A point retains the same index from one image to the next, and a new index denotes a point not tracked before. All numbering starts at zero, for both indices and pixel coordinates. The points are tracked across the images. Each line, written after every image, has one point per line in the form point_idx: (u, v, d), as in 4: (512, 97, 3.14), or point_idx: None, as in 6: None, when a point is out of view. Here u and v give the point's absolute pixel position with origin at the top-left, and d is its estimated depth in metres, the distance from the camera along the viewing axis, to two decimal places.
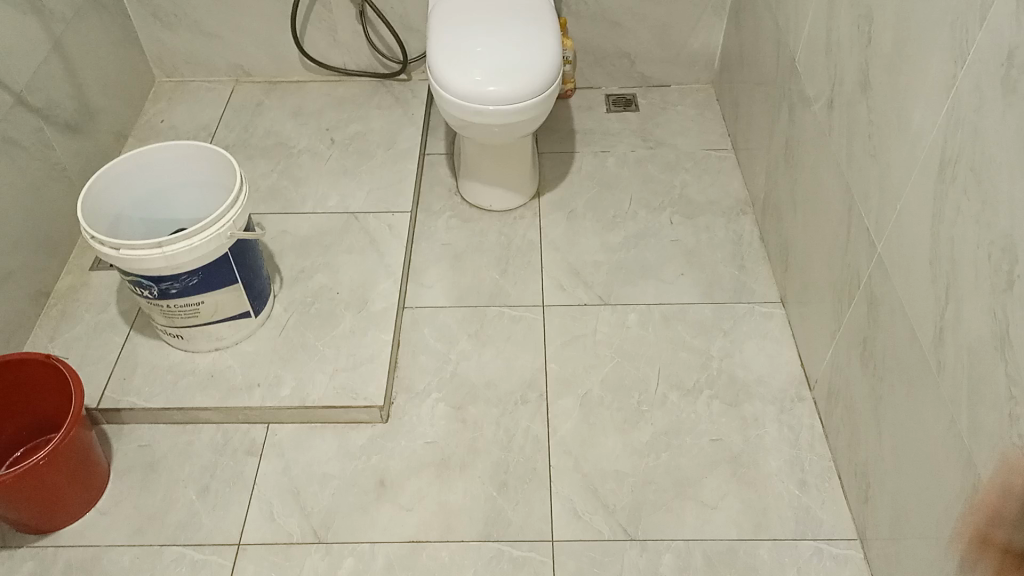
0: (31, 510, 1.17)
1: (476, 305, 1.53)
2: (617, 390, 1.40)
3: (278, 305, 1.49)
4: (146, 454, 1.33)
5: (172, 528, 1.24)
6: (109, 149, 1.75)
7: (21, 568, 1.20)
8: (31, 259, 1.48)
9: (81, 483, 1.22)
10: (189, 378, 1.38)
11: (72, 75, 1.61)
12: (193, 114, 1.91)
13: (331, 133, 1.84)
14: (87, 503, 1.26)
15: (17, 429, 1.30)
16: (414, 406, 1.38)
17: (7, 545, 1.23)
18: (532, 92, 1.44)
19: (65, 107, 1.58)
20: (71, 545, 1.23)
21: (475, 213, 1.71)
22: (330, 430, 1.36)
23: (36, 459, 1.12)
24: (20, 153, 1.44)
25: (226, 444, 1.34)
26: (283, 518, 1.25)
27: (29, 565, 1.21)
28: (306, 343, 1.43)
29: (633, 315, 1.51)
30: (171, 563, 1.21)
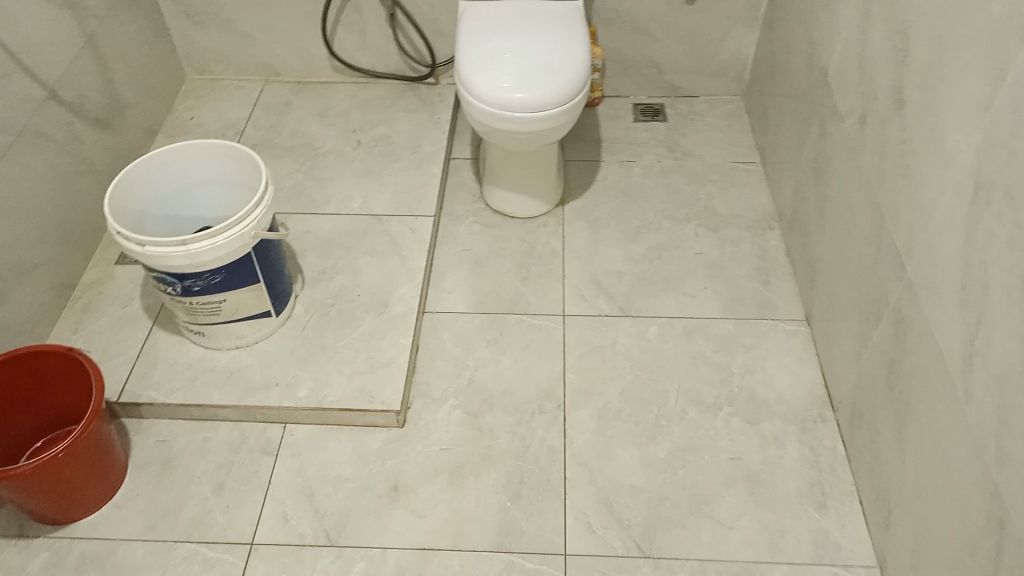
0: (48, 502, 1.18)
1: (496, 312, 1.52)
2: (635, 402, 1.38)
3: (298, 305, 1.49)
4: (163, 450, 1.34)
5: (185, 525, 1.25)
6: (138, 144, 1.77)
7: (36, 559, 1.22)
8: (58, 252, 1.49)
9: (99, 476, 1.23)
10: (208, 376, 1.39)
11: (104, 70, 1.63)
12: (222, 112, 1.92)
13: (357, 135, 1.85)
14: (103, 497, 1.27)
15: (38, 420, 1.31)
16: (430, 412, 1.38)
17: (24, 536, 1.24)
18: (559, 100, 1.43)
19: (96, 102, 1.60)
20: (86, 538, 1.24)
21: (497, 219, 1.70)
22: (346, 432, 1.36)
23: (54, 452, 1.13)
24: (50, 146, 1.46)
25: (242, 443, 1.35)
26: (297, 519, 1.25)
27: (44, 556, 1.22)
28: (325, 345, 1.43)
29: (653, 327, 1.49)
30: (183, 560, 1.21)
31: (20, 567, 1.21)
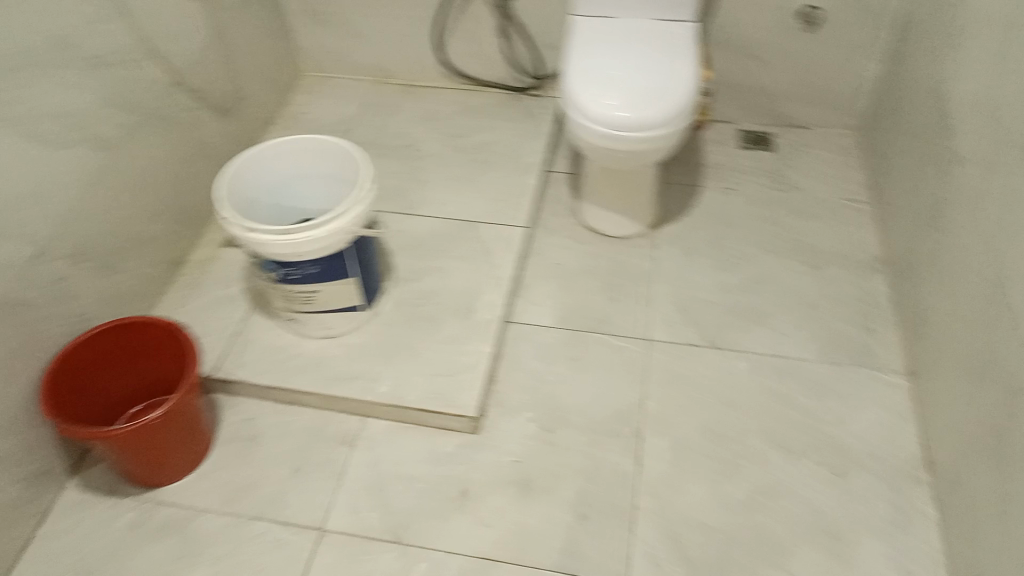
0: (139, 464, 1.25)
1: (580, 329, 1.51)
2: (715, 437, 1.35)
3: (387, 303, 1.53)
4: (247, 428, 1.40)
5: (261, 503, 1.30)
6: (252, 134, 1.85)
7: (123, 517, 1.29)
8: (171, 230, 1.58)
9: (186, 446, 1.30)
10: (296, 362, 1.44)
11: (228, 62, 1.72)
12: (332, 109, 1.99)
13: (459, 141, 1.87)
14: (189, 466, 1.33)
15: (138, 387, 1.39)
16: (505, 422, 1.38)
17: (115, 494, 1.32)
18: (665, 121, 1.41)
19: (218, 92, 1.69)
20: (170, 503, 1.31)
21: (589, 236, 1.69)
22: (421, 433, 1.38)
23: (150, 418, 1.19)
24: (173, 129, 1.55)
25: (321, 430, 1.39)
26: (366, 512, 1.28)
27: (130, 515, 1.29)
28: (409, 343, 1.45)
29: (741, 362, 1.45)
30: (255, 536, 1.25)
31: (108, 522, 1.29)
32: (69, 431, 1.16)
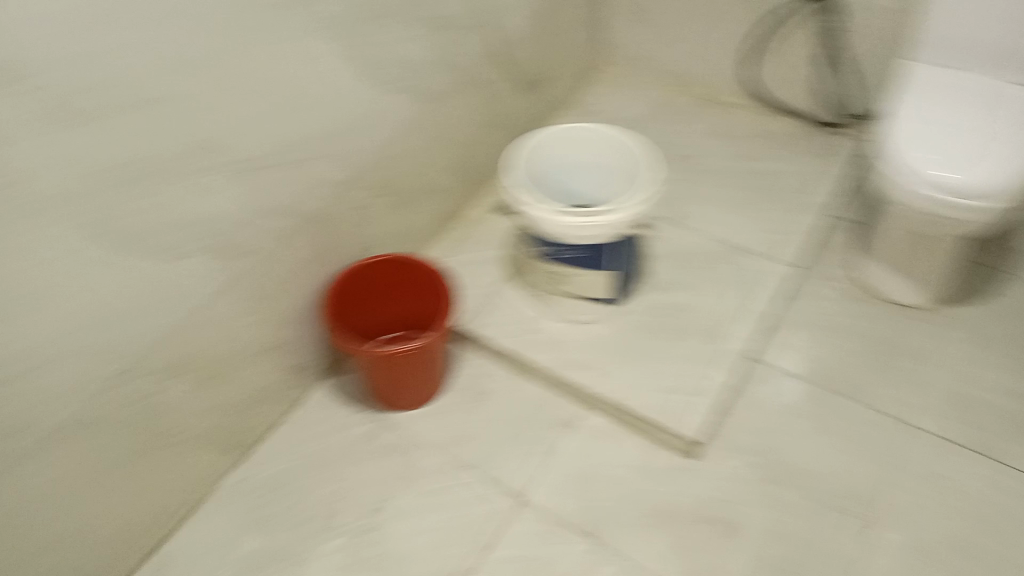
0: (384, 385, 1.39)
1: (829, 389, 1.43)
2: (957, 551, 1.22)
3: (635, 305, 1.53)
4: (478, 383, 1.49)
5: (476, 455, 1.38)
6: (543, 112, 1.92)
7: (358, 427, 1.46)
8: (453, 184, 1.70)
9: (422, 383, 1.42)
10: (536, 335, 1.49)
11: (541, 40, 1.79)
12: (623, 104, 2.00)
13: (746, 162, 1.80)
14: (420, 400, 1.45)
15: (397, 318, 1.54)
16: (725, 458, 1.35)
17: (357, 405, 1.49)
18: (996, 193, 1.24)
19: (526, 67, 1.77)
20: (398, 428, 1.44)
21: (863, 294, 1.57)
22: (639, 439, 1.39)
23: (405, 347, 1.31)
24: (482, 93, 1.66)
25: (545, 406, 1.44)
26: (569, 497, 1.32)
27: (364, 427, 1.46)
28: (647, 350, 1.45)
29: (1011, 480, 1.29)
30: (464, 484, 1.35)
31: (345, 429, 1.45)
32: (340, 338, 1.31)
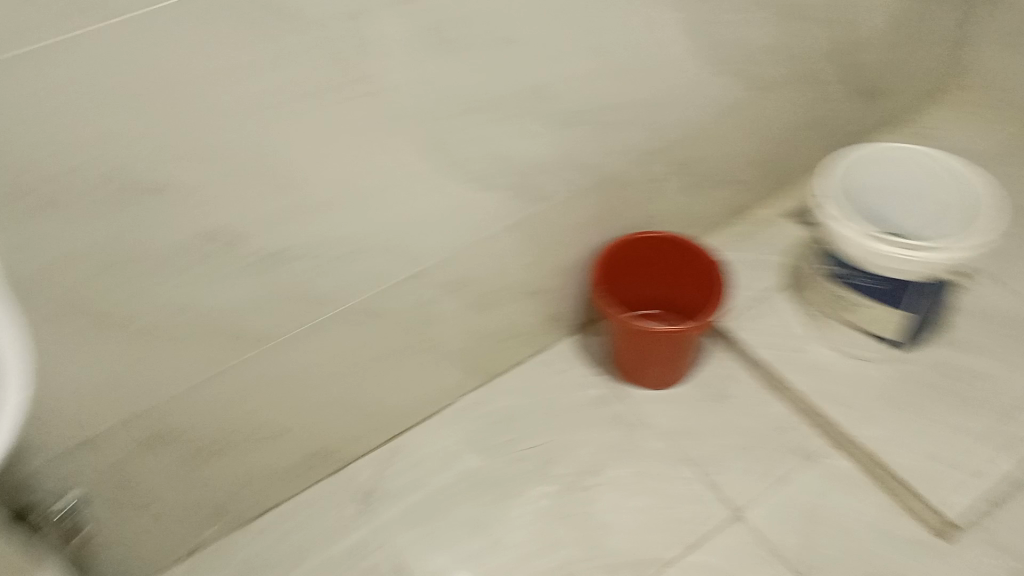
0: (631, 356, 1.44)
1: None
2: None
3: (918, 357, 1.43)
4: (727, 385, 1.51)
5: (705, 454, 1.42)
6: (870, 125, 1.77)
7: (599, 389, 1.53)
8: (753, 181, 1.64)
9: (667, 366, 1.43)
10: (802, 356, 1.46)
11: (896, 48, 1.62)
12: (967, 136, 1.78)
13: None
14: (661, 381, 1.48)
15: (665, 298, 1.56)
16: (974, 551, 1.24)
17: (602, 369, 1.56)
18: None
19: (869, 75, 1.63)
20: (636, 403, 1.50)
21: None
22: (883, 497, 1.33)
23: (660, 327, 1.34)
24: (812, 93, 1.56)
25: (792, 429, 1.43)
26: (789, 530, 1.31)
27: (604, 390, 1.53)
28: (921, 408, 1.36)
29: None
30: (685, 479, 1.39)
31: (586, 387, 1.54)
32: (604, 303, 1.38)
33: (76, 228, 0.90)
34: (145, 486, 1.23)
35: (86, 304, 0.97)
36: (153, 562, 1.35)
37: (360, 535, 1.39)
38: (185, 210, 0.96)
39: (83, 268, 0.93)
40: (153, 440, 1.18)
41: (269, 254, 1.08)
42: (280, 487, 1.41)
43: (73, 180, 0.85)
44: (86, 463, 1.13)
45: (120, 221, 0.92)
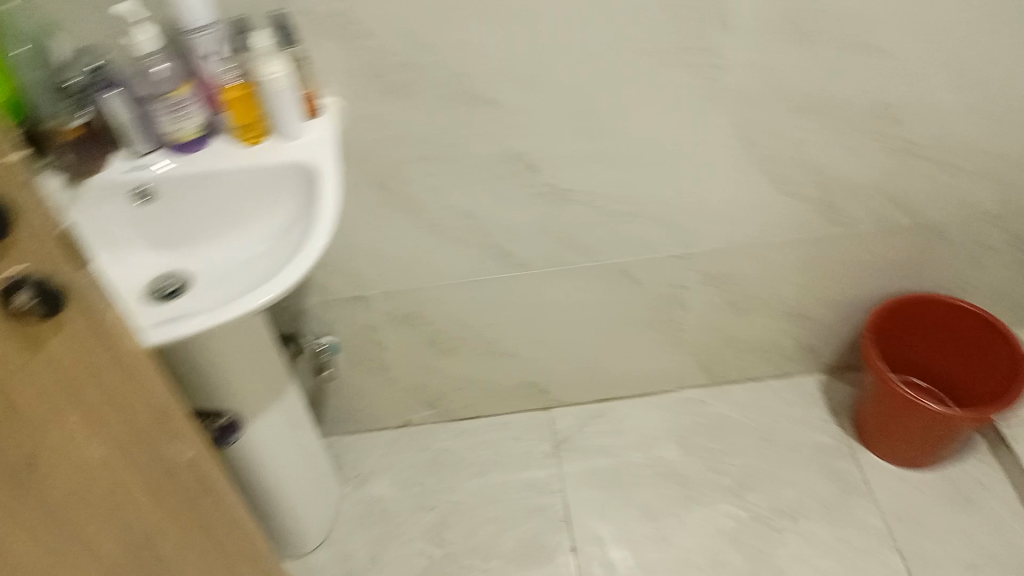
0: (882, 423, 1.34)
1: None
2: None
3: None
4: (974, 491, 1.35)
5: (918, 549, 1.29)
6: None
7: (828, 438, 1.46)
8: None
9: (918, 443, 1.32)
10: None
11: None
12: None
13: None
14: (907, 460, 1.37)
15: (940, 372, 1.44)
16: None
17: (840, 420, 1.48)
18: None
19: None
20: (863, 467, 1.41)
21: None
22: None
23: (932, 405, 1.23)
24: None
25: None
26: None
27: (832, 441, 1.45)
28: None
29: None
30: (883, 566, 1.27)
31: (816, 430, 1.47)
32: (873, 360, 1.30)
33: (413, 115, 1.02)
34: (384, 354, 1.37)
35: (396, 182, 1.10)
36: (369, 423, 1.52)
37: (546, 475, 1.44)
38: (501, 126, 1.05)
39: (404, 150, 1.06)
40: (405, 319, 1.31)
41: (556, 190, 1.15)
42: (491, 403, 1.51)
43: (425, 71, 0.98)
44: (349, 317, 1.29)
45: (449, 120, 1.04)
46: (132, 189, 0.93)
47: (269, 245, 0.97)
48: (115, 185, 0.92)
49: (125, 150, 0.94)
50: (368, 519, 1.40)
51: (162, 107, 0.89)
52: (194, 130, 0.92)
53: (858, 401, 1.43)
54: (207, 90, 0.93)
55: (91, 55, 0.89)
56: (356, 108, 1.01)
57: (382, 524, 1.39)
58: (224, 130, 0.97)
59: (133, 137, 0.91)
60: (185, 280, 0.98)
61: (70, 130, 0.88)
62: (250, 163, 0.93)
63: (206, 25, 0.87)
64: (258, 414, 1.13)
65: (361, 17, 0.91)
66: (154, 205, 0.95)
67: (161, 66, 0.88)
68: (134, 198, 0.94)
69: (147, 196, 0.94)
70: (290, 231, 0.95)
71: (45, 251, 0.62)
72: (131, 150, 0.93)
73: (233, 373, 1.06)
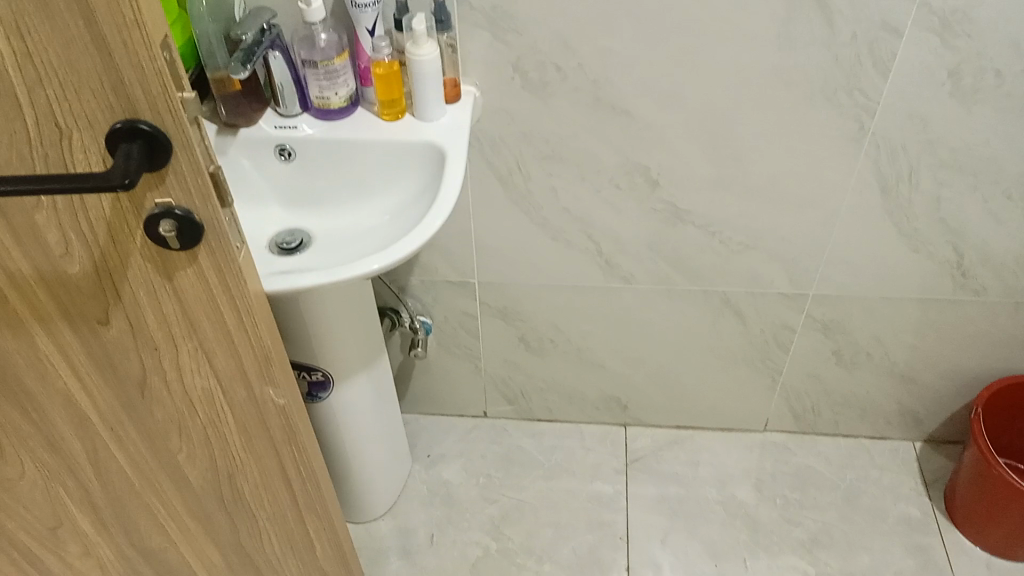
0: (976, 505, 1.28)
1: None
2: None
3: None
4: None
5: None
6: None
7: (914, 510, 1.38)
8: None
9: (1013, 533, 1.25)
10: None
11: None
12: None
13: None
14: (997, 550, 1.30)
15: None
16: None
17: (929, 493, 1.41)
18: None
19: None
20: (949, 547, 1.33)
21: None
22: None
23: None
24: None
25: None
26: None
27: (919, 514, 1.38)
28: None
29: None
30: None
31: (902, 499, 1.40)
32: (977, 439, 1.24)
33: (546, 114, 1.04)
34: (475, 343, 1.39)
35: (518, 177, 1.12)
36: (448, 407, 1.55)
37: (613, 491, 1.43)
38: (631, 137, 1.06)
39: (531, 148, 1.08)
40: (502, 312, 1.33)
41: (674, 210, 1.14)
42: (569, 410, 1.51)
43: (567, 73, 0.99)
44: (449, 301, 1.32)
45: (582, 123, 1.05)
46: (277, 146, 0.99)
47: (392, 218, 1.01)
48: (262, 139, 0.98)
49: (276, 108, 0.99)
50: (433, 499, 1.43)
51: (320, 74, 0.94)
52: (341, 99, 0.97)
53: (953, 479, 1.36)
54: (360, 62, 0.98)
55: (266, 14, 0.93)
56: (492, 101, 1.03)
57: (445, 507, 1.42)
58: (368, 102, 1.01)
59: (285, 99, 0.97)
60: (305, 237, 1.03)
61: (233, 83, 0.93)
62: (390, 138, 0.97)
63: (371, 3, 0.91)
64: (350, 378, 1.17)
65: (516, 13, 0.94)
66: (293, 165, 1.01)
67: (323, 37, 0.93)
68: (277, 154, 1.00)
69: (288, 155, 1.00)
70: (414, 207, 0.98)
71: (198, 185, 0.61)
72: (281, 110, 0.99)
73: (335, 334, 1.10)
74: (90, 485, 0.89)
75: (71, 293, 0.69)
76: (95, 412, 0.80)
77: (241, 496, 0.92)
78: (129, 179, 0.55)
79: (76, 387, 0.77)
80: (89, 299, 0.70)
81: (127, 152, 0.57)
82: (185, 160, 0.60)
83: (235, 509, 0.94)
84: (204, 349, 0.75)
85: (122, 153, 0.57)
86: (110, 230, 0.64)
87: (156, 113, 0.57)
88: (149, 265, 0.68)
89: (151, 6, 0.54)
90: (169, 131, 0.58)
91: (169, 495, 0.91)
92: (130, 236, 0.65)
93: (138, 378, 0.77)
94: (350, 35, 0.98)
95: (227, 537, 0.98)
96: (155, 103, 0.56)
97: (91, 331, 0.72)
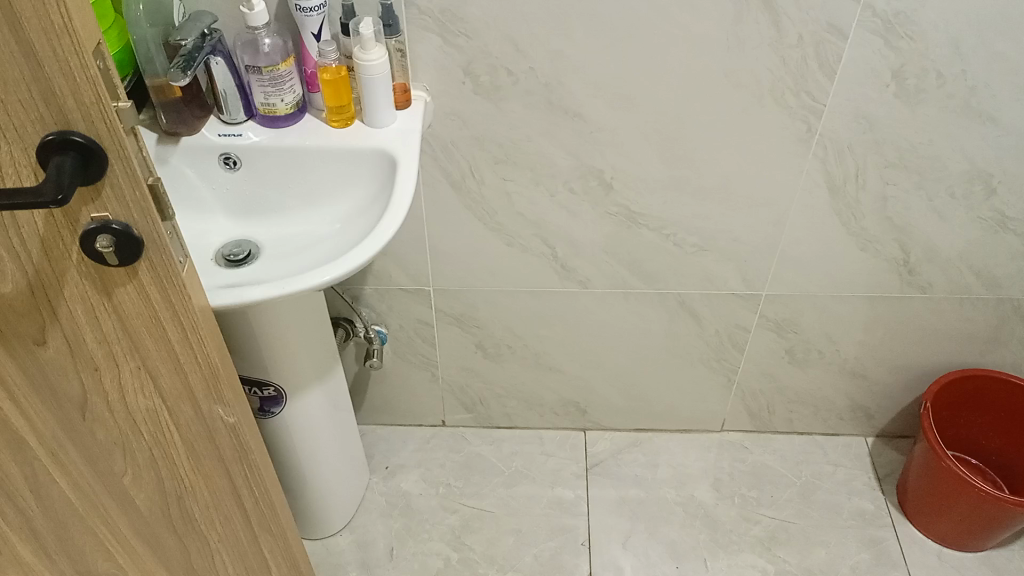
0: (926, 496, 1.31)
1: None
2: None
3: None
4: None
5: None
6: None
7: (867, 503, 1.41)
8: None
9: (963, 524, 1.28)
10: None
11: None
12: None
13: None
14: (948, 540, 1.33)
15: (986, 451, 1.40)
16: None
17: (882, 488, 1.44)
18: None
19: None
20: (901, 539, 1.36)
21: None
22: None
23: (985, 487, 1.21)
24: None
25: None
26: None
27: (871, 506, 1.41)
28: None
29: None
30: None
31: (855, 493, 1.43)
32: (928, 433, 1.27)
33: (498, 118, 1.03)
34: (432, 350, 1.37)
35: (472, 183, 1.11)
36: (405, 416, 1.52)
37: (573, 496, 1.42)
38: (584, 141, 1.05)
39: (483, 152, 1.07)
40: (458, 318, 1.31)
41: (629, 213, 1.14)
42: (528, 415, 1.50)
43: (519, 77, 0.99)
44: (404, 309, 1.30)
45: (535, 127, 1.04)
46: (221, 154, 0.96)
47: (344, 226, 0.98)
48: (205, 147, 0.95)
49: (219, 115, 0.96)
50: (392, 511, 1.40)
51: (267, 80, 0.91)
52: (287, 106, 0.94)
53: (904, 473, 1.39)
54: (306, 67, 0.95)
55: (207, 18, 0.90)
56: (443, 105, 1.02)
57: (405, 518, 1.39)
58: (316, 109, 0.98)
59: (230, 108, 0.94)
60: (252, 247, 0.99)
61: (173, 90, 0.89)
62: (339, 145, 0.94)
63: (316, 6, 0.88)
64: (304, 392, 1.14)
65: (466, 17, 0.93)
66: (240, 174, 0.98)
67: (267, 42, 0.91)
68: (222, 163, 0.97)
69: (234, 163, 0.97)
70: (365, 215, 0.96)
71: (137, 198, 0.58)
72: (225, 117, 0.95)
73: (287, 347, 1.07)
74: (28, 510, 0.85)
75: (5, 313, 0.66)
76: (33, 434, 0.76)
77: (191, 517, 0.89)
78: (63, 194, 0.52)
79: (13, 413, 0.73)
80: (23, 318, 0.66)
81: (60, 165, 0.54)
82: (123, 171, 0.57)
83: (185, 531, 0.90)
84: (147, 367, 0.72)
85: (54, 166, 0.54)
86: (44, 246, 0.61)
87: (90, 121, 0.54)
88: (87, 281, 0.64)
89: (80, 10, 0.51)
90: (104, 141, 0.55)
91: (114, 520, 0.87)
92: (66, 252, 0.62)
93: (77, 400, 0.74)
94: (295, 38, 0.95)
95: (176, 558, 0.94)
96: (88, 113, 0.54)
97: (27, 353, 0.69)
